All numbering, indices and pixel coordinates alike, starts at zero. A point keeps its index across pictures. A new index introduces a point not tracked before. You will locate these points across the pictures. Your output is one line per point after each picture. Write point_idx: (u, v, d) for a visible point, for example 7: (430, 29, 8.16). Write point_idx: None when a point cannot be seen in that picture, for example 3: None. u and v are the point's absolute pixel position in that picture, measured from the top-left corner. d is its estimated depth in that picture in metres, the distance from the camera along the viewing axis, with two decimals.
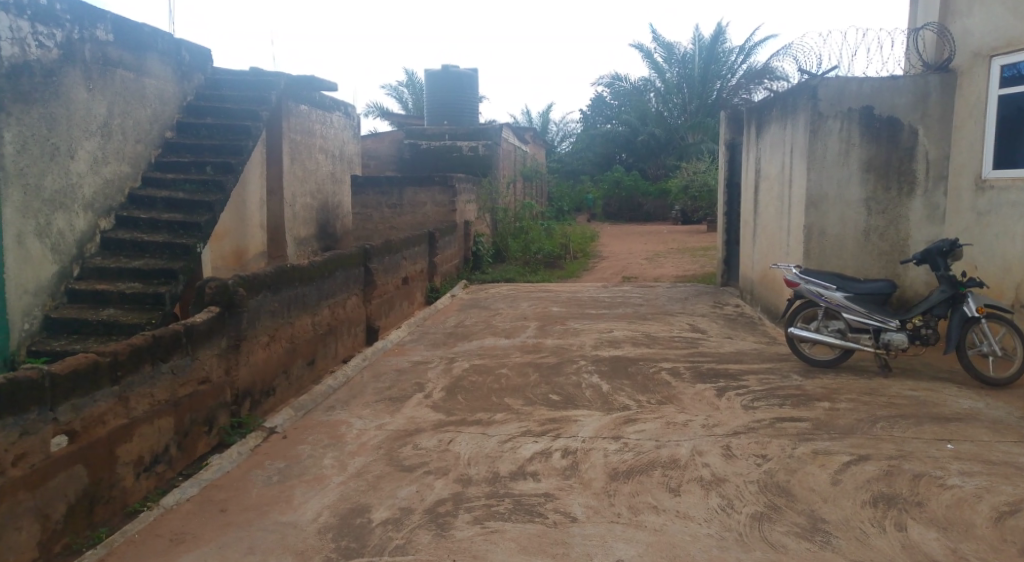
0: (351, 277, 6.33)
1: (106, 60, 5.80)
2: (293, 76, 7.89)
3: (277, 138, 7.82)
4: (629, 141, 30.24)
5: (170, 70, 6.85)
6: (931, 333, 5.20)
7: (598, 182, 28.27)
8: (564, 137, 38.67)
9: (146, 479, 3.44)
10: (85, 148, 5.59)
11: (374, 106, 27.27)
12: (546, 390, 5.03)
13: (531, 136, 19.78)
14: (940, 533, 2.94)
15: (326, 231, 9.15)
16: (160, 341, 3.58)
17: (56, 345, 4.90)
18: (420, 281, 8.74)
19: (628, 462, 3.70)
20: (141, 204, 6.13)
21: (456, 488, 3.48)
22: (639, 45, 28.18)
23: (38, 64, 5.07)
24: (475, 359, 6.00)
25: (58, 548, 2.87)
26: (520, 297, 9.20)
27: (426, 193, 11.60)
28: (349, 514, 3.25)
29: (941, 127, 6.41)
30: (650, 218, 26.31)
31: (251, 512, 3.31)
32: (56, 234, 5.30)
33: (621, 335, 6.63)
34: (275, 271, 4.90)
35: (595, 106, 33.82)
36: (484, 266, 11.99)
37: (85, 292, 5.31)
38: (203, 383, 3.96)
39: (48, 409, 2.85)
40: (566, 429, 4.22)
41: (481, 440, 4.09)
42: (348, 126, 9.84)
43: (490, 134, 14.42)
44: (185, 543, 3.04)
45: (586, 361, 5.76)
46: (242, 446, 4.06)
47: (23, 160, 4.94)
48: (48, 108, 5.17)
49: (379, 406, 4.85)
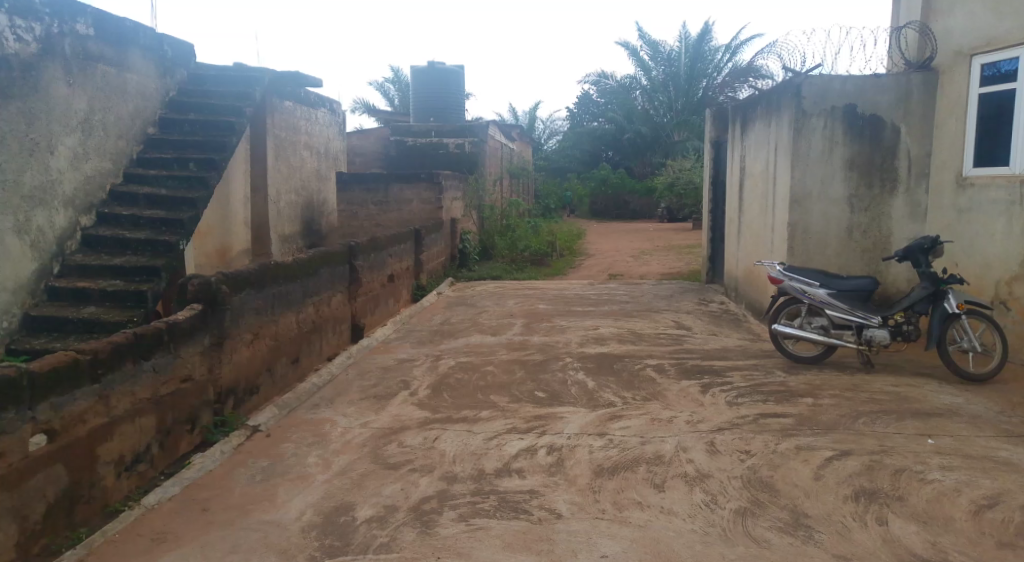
0: (336, 275, 6.30)
1: (87, 55, 5.72)
2: (277, 73, 7.83)
3: (261, 134, 7.76)
4: (616, 139, 30.27)
5: (152, 66, 6.77)
6: (912, 329, 5.25)
7: (586, 179, 28.25)
8: (550, 135, 38.73)
9: (127, 479, 3.40)
10: (65, 144, 5.52)
11: (361, 103, 27.10)
12: (533, 387, 5.03)
13: (517, 133, 19.76)
14: (920, 527, 2.97)
15: (311, 228, 9.10)
16: (142, 339, 3.55)
17: (36, 343, 4.84)
18: (406, 278, 8.70)
19: (613, 458, 3.71)
20: (123, 201, 6.06)
21: (442, 485, 3.47)
22: (625, 43, 28.20)
23: (15, 58, 4.98)
24: (461, 356, 5.99)
25: (37, 549, 2.84)
26: (506, 294, 9.19)
27: (412, 190, 11.57)
28: (333, 512, 3.24)
29: (922, 126, 6.47)
30: (636, 216, 26.21)
31: (234, 511, 3.29)
32: (35, 231, 5.23)
33: (607, 332, 6.64)
34: (259, 269, 4.87)
35: (582, 103, 33.88)
36: (471, 264, 11.98)
37: (65, 290, 5.25)
38: (185, 382, 3.92)
39: (26, 409, 2.81)
40: (551, 426, 4.22)
41: (467, 437, 4.09)
42: (333, 122, 9.80)
43: (477, 131, 14.42)
44: (166, 543, 3.01)
45: (573, 358, 5.77)
46: (225, 444, 4.03)
47: (1, 156, 4.87)
48: (27, 103, 5.10)
49: (364, 404, 4.83)
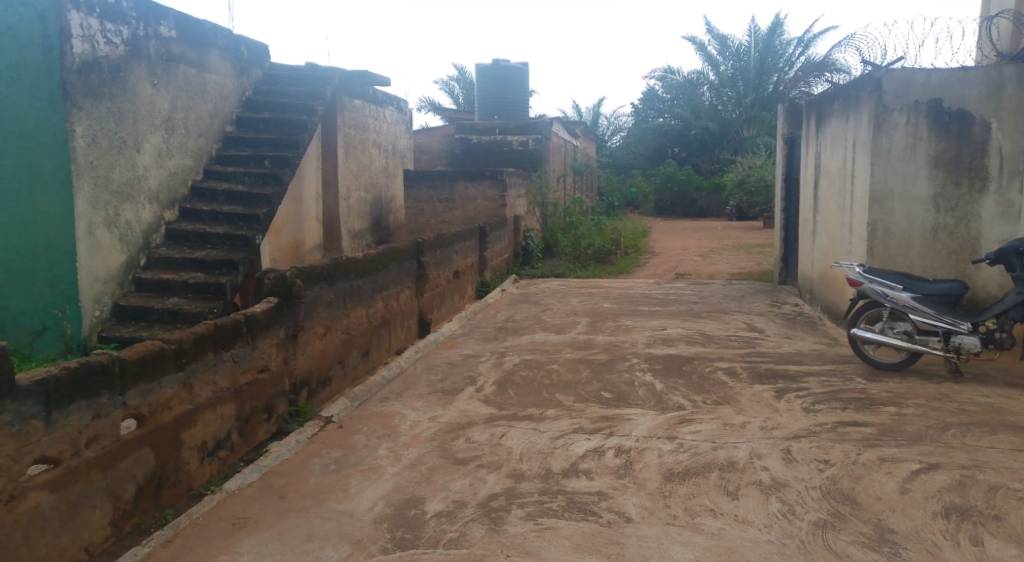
0: (404, 271, 6.40)
1: (169, 56, 5.97)
2: (347, 71, 8.00)
3: (331, 132, 7.96)
4: (682, 136, 29.74)
5: (230, 66, 7.01)
6: (1005, 337, 4.95)
7: (651, 177, 27.86)
8: (614, 132, 38.35)
9: (209, 464, 3.54)
10: (151, 141, 5.77)
11: (426, 101, 27.42)
12: (599, 387, 4.98)
13: (581, 130, 19.64)
14: (1018, 549, 2.79)
15: (379, 224, 9.28)
16: (222, 330, 3.69)
17: (124, 332, 5.09)
18: (471, 274, 8.77)
19: (684, 463, 3.63)
20: (203, 197, 6.31)
21: (509, 483, 3.47)
22: (692, 38, 27.67)
23: (106, 60, 5.23)
24: (526, 353, 5.99)
25: (128, 528, 3.00)
26: (571, 293, 9.15)
27: (477, 187, 11.66)
28: (403, 505, 3.28)
29: (1015, 120, 6.10)
30: (704, 214, 25.65)
31: (310, 499, 3.37)
32: (124, 224, 5.49)
33: (675, 333, 6.53)
34: (330, 264, 4.98)
35: (648, 100, 33.42)
36: (535, 261, 11.97)
37: (151, 281, 5.50)
38: (262, 372, 4.05)
39: (117, 394, 2.98)
40: (620, 427, 4.17)
41: (533, 435, 4.08)
42: (400, 120, 9.96)
43: (541, 128, 14.41)
44: (246, 528, 3.11)
45: (640, 359, 5.68)
46: (301, 433, 4.14)
47: (93, 153, 5.13)
48: (116, 103, 5.35)
49: (432, 398, 4.88)
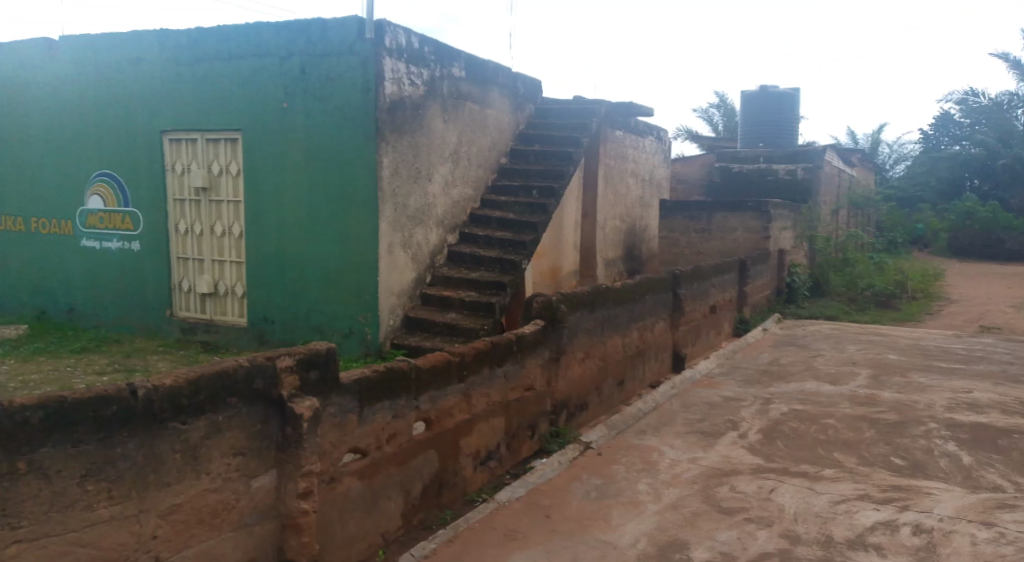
0: (660, 302, 6.31)
1: (459, 94, 6.60)
2: (613, 104, 8.19)
3: (595, 163, 8.19)
4: (985, 165, 25.67)
5: (508, 101, 7.56)
6: None
7: (942, 212, 24.41)
8: (896, 161, 34.37)
9: (481, 472, 3.80)
10: (439, 172, 6.41)
11: (684, 129, 27.06)
12: (886, 451, 4.42)
13: (858, 160, 17.92)
14: None
15: (633, 254, 9.33)
16: (498, 347, 3.93)
17: (411, 341, 5.70)
18: (729, 310, 8.39)
19: (1006, 557, 3.05)
20: (479, 222, 6.86)
21: (784, 544, 3.20)
22: (1004, 54, 23.89)
23: (409, 100, 5.92)
24: (794, 402, 5.53)
25: (414, 521, 3.35)
26: (843, 339, 8.31)
27: (738, 219, 11.17)
28: (668, 547, 3.19)
29: None
30: (1014, 257, 21.75)
31: (574, 524, 3.43)
32: (415, 245, 6.14)
33: (982, 398, 5.57)
34: (592, 291, 5.08)
35: (941, 125, 29.47)
36: (799, 301, 11.10)
37: (433, 297, 6.09)
38: (528, 391, 4.25)
39: (412, 398, 3.34)
40: (916, 502, 3.64)
41: (809, 495, 3.73)
42: (659, 151, 9.96)
43: (811, 157, 13.43)
44: (516, 541, 3.26)
45: (937, 424, 4.94)
46: (562, 455, 4.26)
47: (394, 182, 5.82)
48: (414, 137, 6.03)
49: (692, 438, 4.72)
